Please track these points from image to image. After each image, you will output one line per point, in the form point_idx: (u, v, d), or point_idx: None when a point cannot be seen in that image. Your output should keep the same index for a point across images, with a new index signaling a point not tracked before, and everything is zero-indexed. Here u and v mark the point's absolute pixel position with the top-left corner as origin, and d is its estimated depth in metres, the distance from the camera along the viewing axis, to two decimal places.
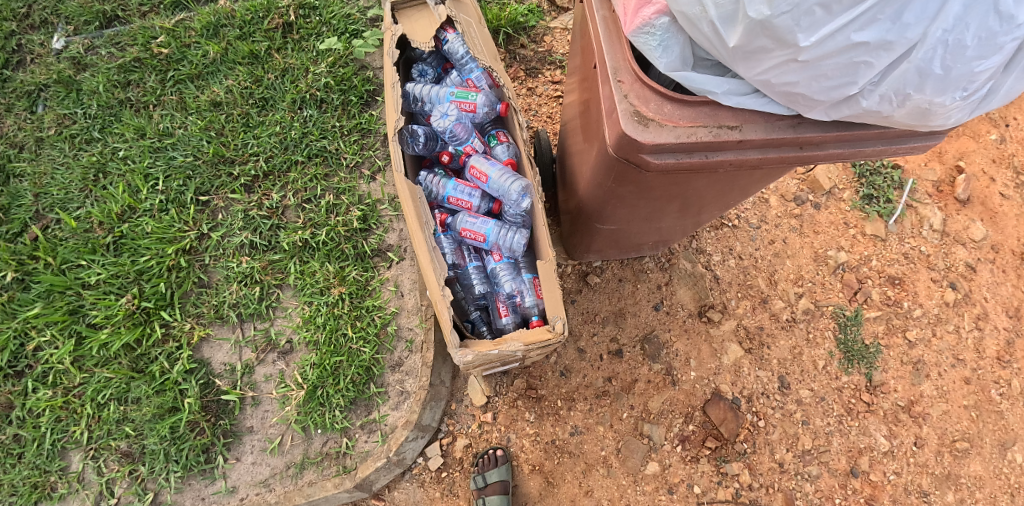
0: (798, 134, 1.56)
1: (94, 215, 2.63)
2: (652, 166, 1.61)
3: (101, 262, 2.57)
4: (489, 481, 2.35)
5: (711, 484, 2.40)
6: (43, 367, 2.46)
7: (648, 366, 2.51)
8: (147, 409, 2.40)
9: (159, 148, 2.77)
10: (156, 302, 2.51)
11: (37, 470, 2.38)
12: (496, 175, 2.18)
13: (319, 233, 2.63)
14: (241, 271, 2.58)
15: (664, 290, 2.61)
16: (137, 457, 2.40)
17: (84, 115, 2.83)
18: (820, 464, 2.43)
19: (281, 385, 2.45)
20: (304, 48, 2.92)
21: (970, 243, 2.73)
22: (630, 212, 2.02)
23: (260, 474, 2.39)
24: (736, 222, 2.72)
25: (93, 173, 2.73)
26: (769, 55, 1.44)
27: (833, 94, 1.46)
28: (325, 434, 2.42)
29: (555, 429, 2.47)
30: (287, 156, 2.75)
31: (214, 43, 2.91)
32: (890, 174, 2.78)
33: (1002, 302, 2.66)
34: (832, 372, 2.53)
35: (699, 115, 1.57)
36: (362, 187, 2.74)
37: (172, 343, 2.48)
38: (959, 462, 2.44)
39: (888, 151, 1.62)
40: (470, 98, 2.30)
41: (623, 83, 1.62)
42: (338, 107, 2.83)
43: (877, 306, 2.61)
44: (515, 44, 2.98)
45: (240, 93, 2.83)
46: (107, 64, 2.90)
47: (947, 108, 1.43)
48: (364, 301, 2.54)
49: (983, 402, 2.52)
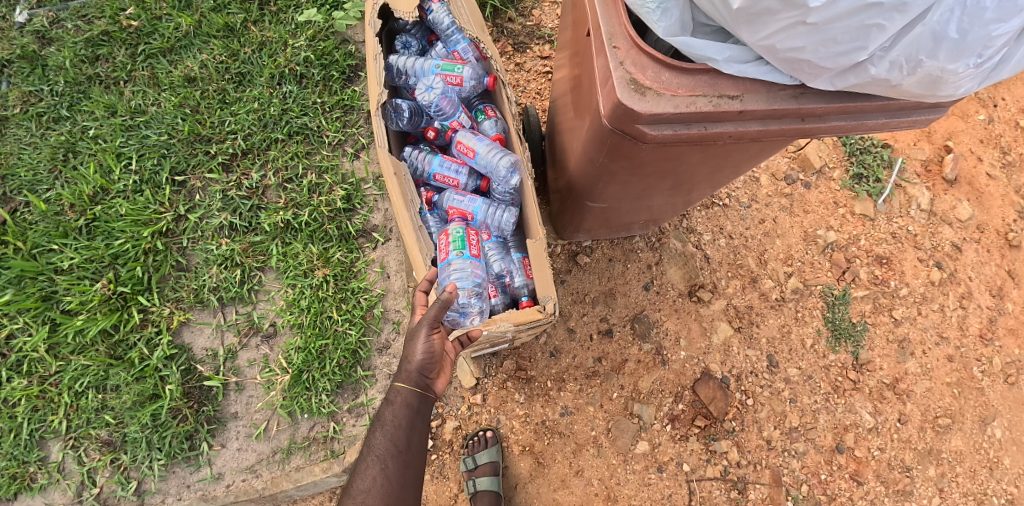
0: (800, 105, 1.53)
1: (64, 198, 2.52)
2: (649, 137, 1.57)
3: (75, 246, 2.48)
4: (479, 463, 2.35)
5: (700, 462, 2.41)
6: (17, 355, 2.37)
7: (638, 345, 2.51)
8: (127, 397, 2.34)
9: (131, 127, 2.66)
10: (133, 286, 2.44)
11: (15, 461, 2.31)
12: (484, 150, 2.12)
13: (301, 213, 2.56)
14: (221, 254, 2.50)
15: (654, 269, 2.59)
16: (119, 446, 2.35)
17: (51, 92, 2.70)
18: (807, 441, 2.45)
19: (266, 370, 2.40)
20: (283, 20, 2.82)
21: (957, 223, 2.74)
22: (623, 189, 1.98)
23: (245, 460, 2.34)
24: (727, 201, 2.70)
25: (62, 153, 2.61)
26: (776, 17, 1.39)
27: (840, 59, 1.42)
28: (312, 419, 2.38)
29: (545, 410, 2.46)
30: (267, 133, 2.66)
31: (187, 15, 2.78)
32: (879, 152, 2.78)
33: (986, 282, 2.69)
34: (820, 350, 2.55)
35: (699, 84, 1.53)
36: (345, 165, 2.66)
37: (151, 328, 2.42)
38: (941, 438, 2.48)
39: (891, 125, 1.60)
40: (457, 70, 2.22)
41: (619, 49, 1.57)
42: (319, 83, 2.74)
43: (864, 285, 2.63)
44: (503, 18, 2.91)
45: (216, 68, 2.72)
46: (74, 38, 2.76)
47: (959, 76, 1.40)
48: (349, 283, 2.49)
49: (966, 379, 2.56)
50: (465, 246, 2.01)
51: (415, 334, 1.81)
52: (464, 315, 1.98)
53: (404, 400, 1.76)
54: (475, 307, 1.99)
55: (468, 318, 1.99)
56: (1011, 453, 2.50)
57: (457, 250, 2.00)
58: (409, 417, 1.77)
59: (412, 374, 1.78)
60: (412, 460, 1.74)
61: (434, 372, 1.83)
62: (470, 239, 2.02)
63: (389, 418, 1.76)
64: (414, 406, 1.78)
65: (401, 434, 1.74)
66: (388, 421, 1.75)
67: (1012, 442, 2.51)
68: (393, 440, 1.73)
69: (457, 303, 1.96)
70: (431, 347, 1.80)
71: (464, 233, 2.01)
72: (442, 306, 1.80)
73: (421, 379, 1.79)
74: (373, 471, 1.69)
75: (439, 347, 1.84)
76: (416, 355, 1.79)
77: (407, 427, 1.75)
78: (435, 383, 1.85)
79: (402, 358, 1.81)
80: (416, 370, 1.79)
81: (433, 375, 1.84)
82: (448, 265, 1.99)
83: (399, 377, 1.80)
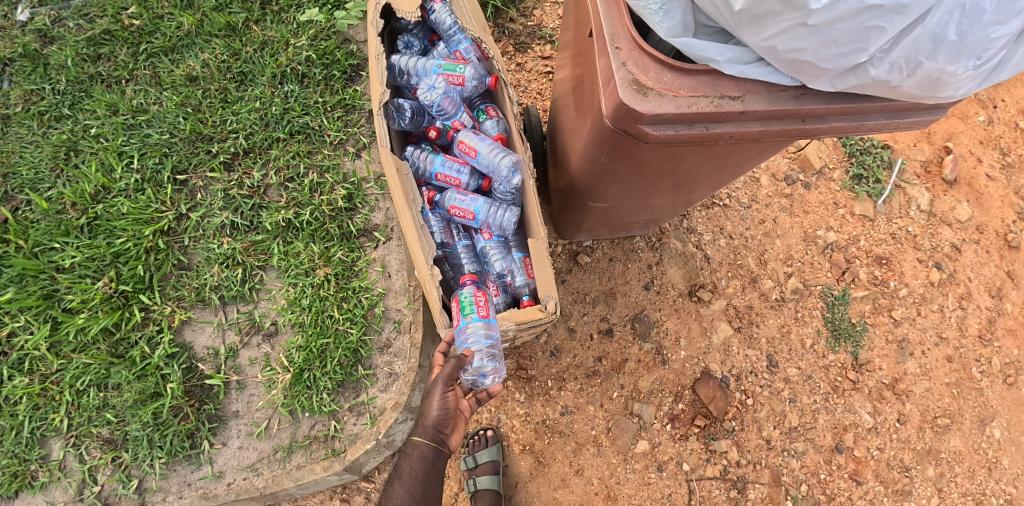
0: (801, 105, 1.54)
1: (66, 196, 2.53)
2: (651, 137, 1.58)
3: (76, 244, 2.48)
4: (480, 462, 2.36)
5: (700, 461, 2.42)
6: (17, 354, 2.37)
7: (639, 345, 2.52)
8: (129, 395, 2.35)
9: (133, 126, 2.66)
10: (135, 285, 2.44)
11: (16, 459, 2.31)
12: (485, 149, 2.12)
13: (302, 213, 2.56)
14: (223, 253, 2.51)
15: (654, 269, 2.60)
16: (120, 444, 2.35)
17: (53, 91, 2.70)
18: (806, 441, 2.46)
19: (267, 369, 2.41)
20: (285, 20, 2.83)
21: (956, 223, 2.75)
22: (624, 189, 1.99)
23: (246, 458, 2.35)
24: (727, 201, 2.71)
25: (64, 152, 2.62)
26: (777, 19, 1.40)
27: (841, 60, 1.43)
28: (313, 417, 2.38)
29: (546, 410, 2.47)
30: (268, 132, 2.66)
31: (189, 14, 2.79)
32: (879, 153, 2.79)
33: (985, 282, 2.70)
34: (820, 350, 2.56)
35: (701, 84, 1.54)
36: (347, 165, 2.67)
37: (153, 326, 2.42)
38: (940, 438, 2.49)
39: (890, 126, 1.61)
40: (459, 70, 2.21)
41: (621, 50, 1.58)
42: (320, 82, 2.74)
43: (864, 286, 2.64)
44: (503, 18, 2.91)
45: (217, 67, 2.73)
46: (76, 37, 2.76)
47: (958, 77, 1.41)
48: (350, 282, 2.50)
49: (965, 380, 2.57)
50: (474, 309, 1.91)
51: (431, 391, 1.88)
52: (482, 377, 1.93)
53: (420, 455, 1.86)
54: (490, 367, 1.92)
55: (486, 379, 1.93)
56: (1010, 454, 2.51)
57: (466, 314, 1.91)
58: (425, 468, 1.87)
59: (427, 430, 1.86)
60: None
61: (449, 427, 1.90)
62: (479, 299, 1.93)
63: (406, 469, 1.87)
64: (430, 459, 1.87)
65: (417, 485, 1.86)
66: (405, 472, 1.87)
67: (1011, 443, 2.52)
68: (410, 491, 1.86)
69: (471, 368, 1.90)
70: (446, 404, 1.87)
71: (470, 296, 1.92)
72: (456, 366, 1.87)
73: (436, 434, 1.87)
74: None
75: (454, 403, 1.90)
76: (431, 412, 1.86)
77: (423, 479, 1.86)
78: (451, 437, 1.92)
79: (419, 413, 1.89)
80: (432, 426, 1.87)
81: (449, 430, 1.90)
82: (463, 328, 1.91)
83: (417, 432, 1.88)
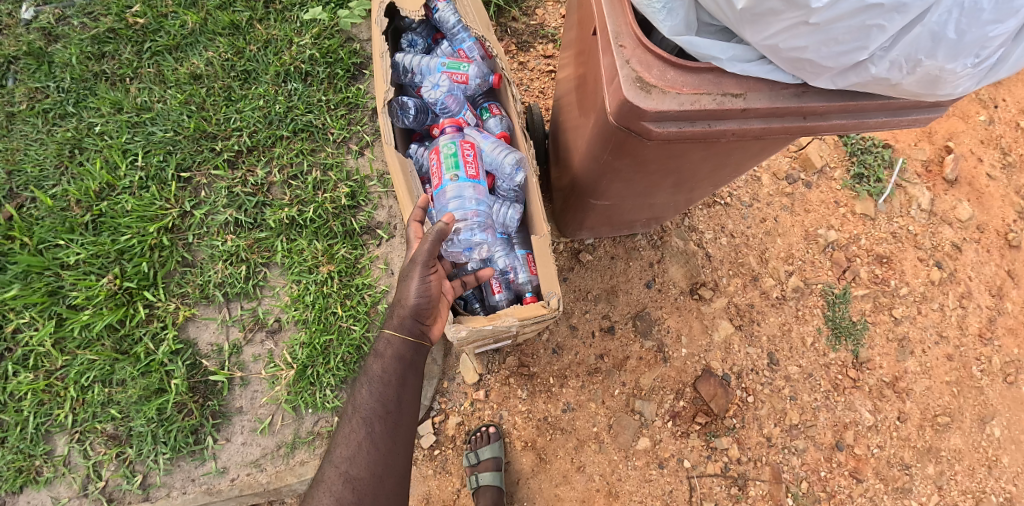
0: (802, 103, 1.55)
1: (71, 193, 2.54)
2: (654, 134, 1.59)
3: (81, 242, 2.50)
4: (482, 458, 2.37)
5: (700, 459, 2.43)
6: (23, 350, 2.39)
7: (640, 343, 2.53)
8: (133, 391, 2.36)
9: (137, 123, 2.68)
10: (139, 282, 2.45)
11: (21, 454, 2.33)
12: (489, 147, 2.14)
13: (306, 210, 2.58)
14: (227, 250, 2.52)
15: (656, 267, 2.61)
16: (124, 440, 2.36)
17: (58, 89, 2.72)
18: (807, 438, 2.47)
19: (270, 365, 2.42)
20: (288, 18, 2.84)
21: (957, 223, 2.76)
22: (626, 187, 2.00)
23: (250, 454, 2.36)
24: (729, 199, 2.72)
25: (69, 149, 2.63)
26: (779, 17, 1.41)
27: (842, 59, 1.44)
28: (316, 414, 2.40)
29: (548, 406, 2.48)
30: (272, 131, 2.67)
31: (193, 13, 2.80)
32: (880, 152, 2.80)
33: (985, 281, 2.71)
34: (820, 349, 2.57)
35: (704, 82, 1.55)
36: (350, 163, 2.68)
37: (157, 323, 2.43)
38: (940, 436, 2.50)
39: (891, 123, 1.62)
40: (462, 69, 2.23)
41: (625, 48, 1.59)
42: (324, 81, 2.76)
43: (865, 285, 2.65)
44: (506, 17, 2.92)
45: (221, 65, 2.74)
46: (81, 35, 2.78)
47: (957, 75, 1.42)
48: (353, 279, 2.51)
49: (965, 378, 2.58)
50: (460, 167, 2.03)
51: (410, 274, 1.82)
52: (469, 250, 2.09)
53: (394, 353, 1.79)
54: (478, 239, 2.08)
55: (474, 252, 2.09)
56: (1010, 452, 2.52)
57: (452, 171, 2.03)
58: (398, 371, 1.79)
59: (405, 320, 1.80)
60: (400, 419, 1.76)
61: (430, 317, 1.85)
62: (465, 156, 2.04)
63: (377, 374, 1.78)
64: (405, 360, 1.80)
65: (389, 392, 1.76)
66: (377, 376, 1.78)
67: (1011, 441, 2.53)
68: (381, 399, 1.74)
69: (459, 240, 2.06)
70: (427, 288, 1.82)
71: (457, 149, 2.03)
72: (439, 238, 1.82)
73: (412, 327, 1.81)
74: (359, 433, 1.70)
75: (434, 289, 1.85)
76: (409, 297, 1.80)
77: (396, 383, 1.77)
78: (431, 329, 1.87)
79: (396, 302, 1.82)
80: (411, 315, 1.81)
81: (428, 321, 1.85)
82: (446, 190, 2.05)
83: (389, 324, 1.82)
